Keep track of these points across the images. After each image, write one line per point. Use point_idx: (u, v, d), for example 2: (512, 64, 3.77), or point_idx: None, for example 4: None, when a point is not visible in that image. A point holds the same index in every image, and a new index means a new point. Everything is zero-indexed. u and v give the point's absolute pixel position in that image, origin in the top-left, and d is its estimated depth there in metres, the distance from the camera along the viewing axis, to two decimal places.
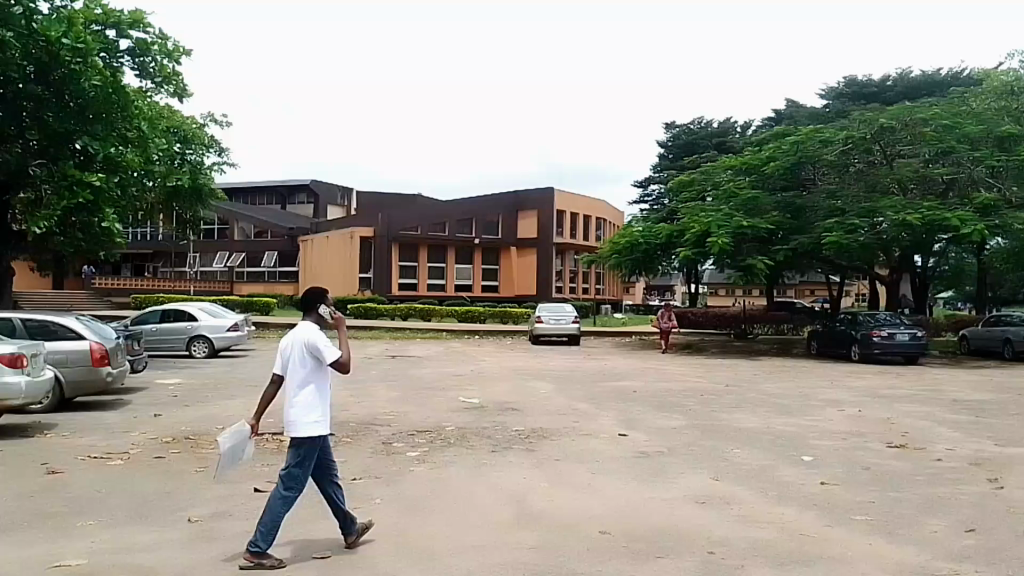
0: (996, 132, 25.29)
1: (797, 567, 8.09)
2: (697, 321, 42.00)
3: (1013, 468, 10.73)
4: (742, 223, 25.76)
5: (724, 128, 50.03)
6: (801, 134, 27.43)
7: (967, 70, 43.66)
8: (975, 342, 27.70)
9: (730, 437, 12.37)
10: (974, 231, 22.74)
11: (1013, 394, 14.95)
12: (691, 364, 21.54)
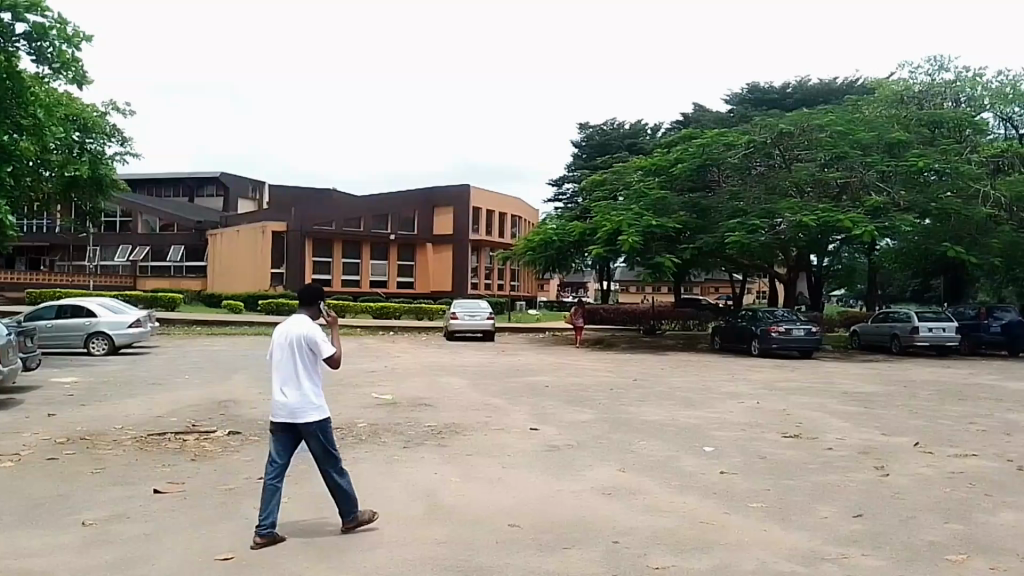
0: (886, 139, 26.80)
1: (697, 554, 8.41)
2: (608, 316, 43.27)
3: (898, 456, 11.41)
4: (650, 222, 26.44)
5: (636, 129, 51.17)
6: (706, 138, 28.58)
7: (859, 79, 46.02)
8: (867, 337, 29.16)
9: (636, 430, 12.74)
10: (864, 232, 23.92)
11: (897, 386, 15.93)
12: (602, 359, 22.03)
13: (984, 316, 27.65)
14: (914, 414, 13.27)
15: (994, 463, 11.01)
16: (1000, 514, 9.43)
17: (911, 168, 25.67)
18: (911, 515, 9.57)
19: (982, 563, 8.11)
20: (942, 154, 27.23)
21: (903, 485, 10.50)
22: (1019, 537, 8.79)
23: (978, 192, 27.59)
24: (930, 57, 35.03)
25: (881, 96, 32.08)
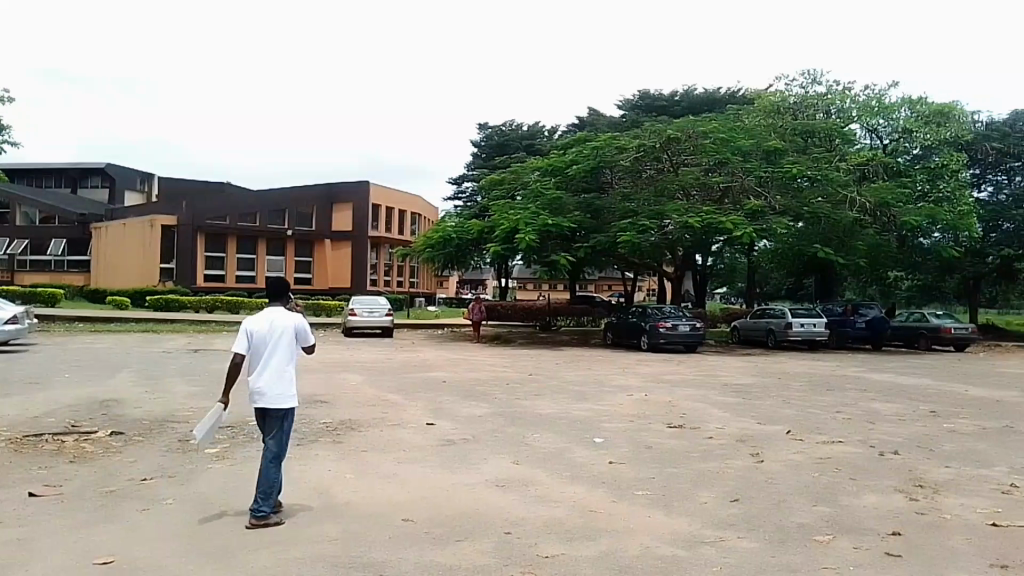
0: (763, 146, 28.89)
1: (585, 542, 8.78)
2: (506, 314, 44.47)
3: (772, 443, 12.19)
4: (546, 221, 26.96)
5: (533, 131, 51.86)
6: (599, 141, 29.51)
7: (742, 89, 48.33)
8: (745, 331, 30.90)
9: (529, 423, 13.09)
10: (744, 233, 25.43)
11: (772, 377, 16.98)
12: (498, 355, 22.42)
13: (850, 314, 29.94)
14: (788, 404, 14.19)
15: (858, 448, 11.91)
16: (862, 497, 10.24)
17: (785, 174, 27.80)
18: (783, 498, 10.26)
19: (844, 542, 8.80)
20: (814, 162, 29.32)
21: (777, 470, 11.22)
22: (876, 517, 9.58)
23: (846, 198, 29.06)
24: (805, 70, 37.13)
25: (760, 108, 34.25)
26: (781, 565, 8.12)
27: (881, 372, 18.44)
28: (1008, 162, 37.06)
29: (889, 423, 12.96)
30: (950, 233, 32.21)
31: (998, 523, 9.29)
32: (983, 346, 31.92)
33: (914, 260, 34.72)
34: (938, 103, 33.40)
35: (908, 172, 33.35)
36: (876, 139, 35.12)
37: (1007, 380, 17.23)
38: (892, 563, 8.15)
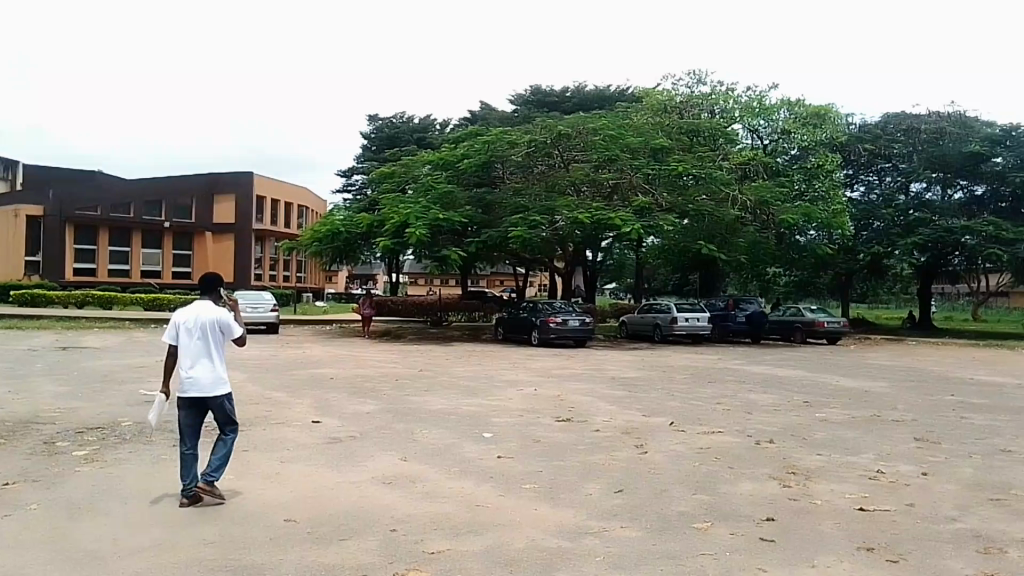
0: (650, 144, 29.39)
1: (471, 537, 8.74)
2: (396, 309, 45.06)
3: (655, 434, 12.49)
4: (437, 216, 26.95)
5: (424, 125, 51.75)
6: (490, 135, 29.43)
7: (630, 87, 49.44)
8: (633, 326, 31.58)
9: (418, 419, 12.99)
10: (631, 230, 25.96)
11: (657, 370, 17.45)
12: (391, 351, 22.26)
13: (732, 308, 31.00)
14: (672, 396, 14.59)
15: (737, 438, 12.33)
16: (740, 485, 10.59)
17: (672, 172, 28.40)
18: (666, 488, 10.50)
19: (722, 529, 9.06)
20: (698, 161, 30.06)
21: (661, 461, 11.50)
22: (752, 504, 9.93)
23: (729, 196, 30.26)
24: (691, 71, 38.18)
25: (648, 106, 34.85)
26: (663, 553, 8.29)
27: (758, 364, 19.26)
28: (878, 164, 39.43)
29: (765, 413, 13.51)
30: (823, 231, 34.34)
31: (865, 507, 9.77)
32: (853, 339, 33.82)
33: (791, 258, 36.32)
34: (813, 105, 35.28)
35: (786, 172, 34.96)
36: (756, 139, 36.45)
37: (868, 370, 18.35)
38: (767, 548, 8.44)
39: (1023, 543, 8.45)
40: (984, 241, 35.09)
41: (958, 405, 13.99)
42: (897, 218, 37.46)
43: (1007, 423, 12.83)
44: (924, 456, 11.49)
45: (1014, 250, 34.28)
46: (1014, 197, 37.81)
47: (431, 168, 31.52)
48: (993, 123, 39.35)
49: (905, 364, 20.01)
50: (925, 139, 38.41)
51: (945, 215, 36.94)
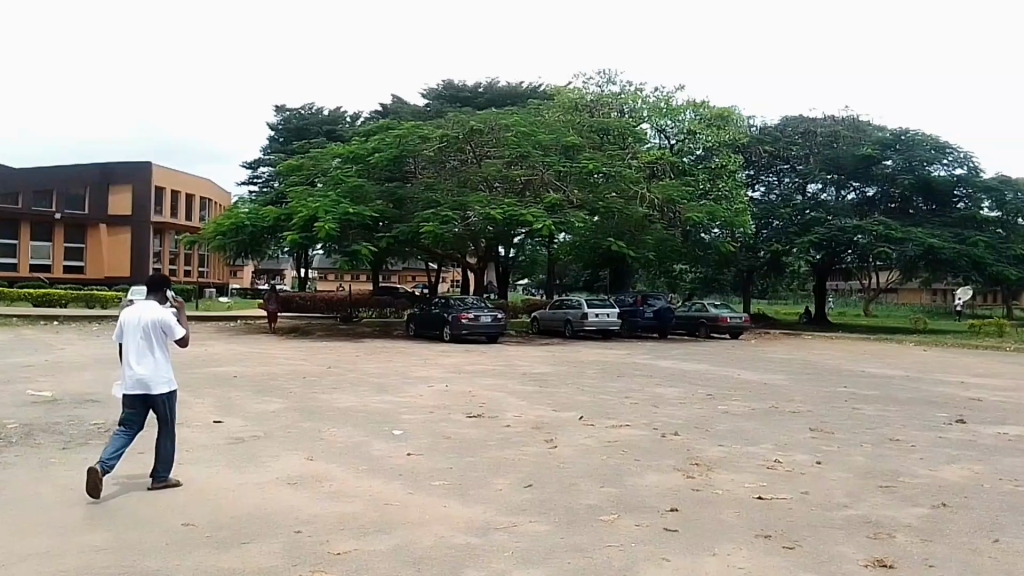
0: (561, 141, 29.66)
1: (377, 536, 8.60)
2: (304, 305, 44.46)
3: (564, 429, 12.66)
4: (348, 210, 26.71)
5: (335, 116, 50.89)
6: (403, 130, 29.71)
7: (543, 83, 49.81)
8: (544, 322, 31.97)
9: (322, 417, 12.73)
10: (543, 226, 26.32)
11: (566, 365, 17.75)
12: (300, 348, 21.85)
13: (640, 303, 31.81)
14: (581, 391, 14.79)
15: (644, 431, 12.60)
16: (646, 477, 10.81)
17: (583, 169, 28.76)
18: (574, 482, 10.61)
19: (628, 520, 9.22)
20: (608, 159, 30.65)
21: (570, 455, 11.63)
22: (658, 495, 10.15)
23: (637, 194, 31.01)
24: (602, 69, 38.80)
25: (559, 103, 34.98)
26: (570, 546, 8.36)
27: (663, 359, 19.86)
28: (778, 164, 41.33)
29: (671, 406, 13.87)
30: (727, 229, 35.57)
31: (764, 495, 10.12)
32: (754, 333, 35.17)
33: (695, 255, 37.58)
34: (717, 107, 36.42)
35: (692, 172, 36.07)
36: (664, 139, 37.39)
37: (766, 363, 19.14)
38: (671, 538, 8.63)
39: (907, 526, 8.91)
40: (875, 240, 36.65)
41: (850, 396, 14.74)
42: (795, 217, 39.16)
43: (893, 412, 13.59)
44: (820, 445, 12.01)
45: (901, 249, 35.91)
46: (903, 199, 40.05)
47: (342, 162, 31.17)
48: (885, 128, 41.83)
49: (801, 357, 20.98)
50: (822, 142, 40.54)
51: (839, 214, 38.69)
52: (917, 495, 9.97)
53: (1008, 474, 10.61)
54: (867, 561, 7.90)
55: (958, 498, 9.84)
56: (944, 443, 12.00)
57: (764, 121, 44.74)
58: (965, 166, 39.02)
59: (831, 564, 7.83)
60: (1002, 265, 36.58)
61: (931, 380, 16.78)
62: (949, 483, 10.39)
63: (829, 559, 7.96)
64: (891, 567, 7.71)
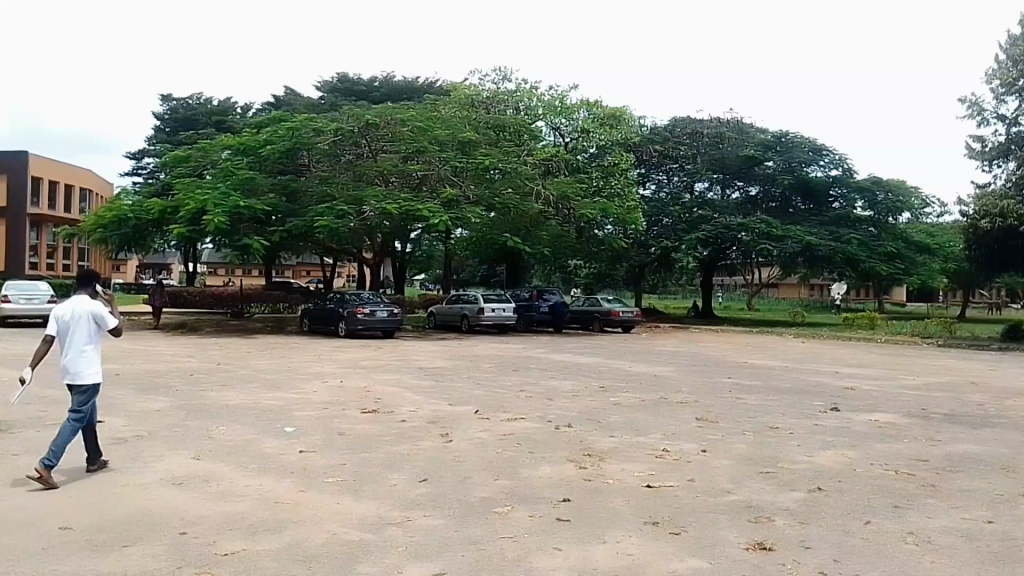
0: (458, 137, 29.83)
1: (268, 534, 8.02)
2: (193, 300, 43.86)
3: (459, 423, 12.64)
4: (238, 202, 26.32)
5: (224, 107, 49.57)
6: (294, 122, 29.13)
7: (438, 80, 49.94)
8: (441, 317, 32.19)
9: (226, 416, 12.58)
10: (439, 221, 26.59)
11: (460, 362, 18.16)
12: (189, 345, 21.30)
13: (536, 298, 32.51)
14: (478, 384, 15.26)
15: (538, 424, 12.79)
16: (540, 468, 10.71)
17: (478, 165, 29.04)
18: (469, 475, 10.36)
19: (521, 512, 8.97)
20: (504, 155, 31.11)
21: (465, 449, 11.48)
22: (551, 486, 10.02)
23: (533, 190, 31.33)
24: (496, 67, 39.17)
25: (456, 99, 35.59)
26: (463, 539, 8.02)
27: (555, 353, 20.40)
28: (667, 164, 42.56)
29: (564, 398, 14.24)
30: (619, 226, 36.40)
31: (652, 483, 10.19)
32: (646, 327, 36.21)
33: (590, 251, 38.23)
34: (610, 107, 37.47)
35: (586, 170, 36.86)
36: (559, 137, 38.16)
37: (654, 356, 19.84)
38: (563, 528, 8.43)
39: (788, 510, 9.06)
40: (757, 237, 38.35)
41: (732, 387, 15.40)
42: (684, 215, 40.75)
43: (773, 402, 14.24)
44: (705, 434, 12.41)
45: (781, 246, 37.81)
46: (782, 198, 42.00)
47: (231, 154, 30.45)
48: (765, 130, 43.61)
49: (685, 350, 21.89)
50: (708, 143, 41.82)
51: (724, 212, 40.36)
52: (795, 481, 10.23)
53: (878, 459, 11.13)
54: (751, 544, 7.90)
55: (834, 482, 10.16)
56: (820, 431, 12.58)
57: (655, 121, 46.15)
58: (841, 168, 41.23)
59: (715, 548, 7.81)
60: (874, 261, 38.85)
61: (804, 370, 17.79)
62: (826, 468, 10.78)
63: (714, 543, 7.96)
64: (771, 549, 7.76)
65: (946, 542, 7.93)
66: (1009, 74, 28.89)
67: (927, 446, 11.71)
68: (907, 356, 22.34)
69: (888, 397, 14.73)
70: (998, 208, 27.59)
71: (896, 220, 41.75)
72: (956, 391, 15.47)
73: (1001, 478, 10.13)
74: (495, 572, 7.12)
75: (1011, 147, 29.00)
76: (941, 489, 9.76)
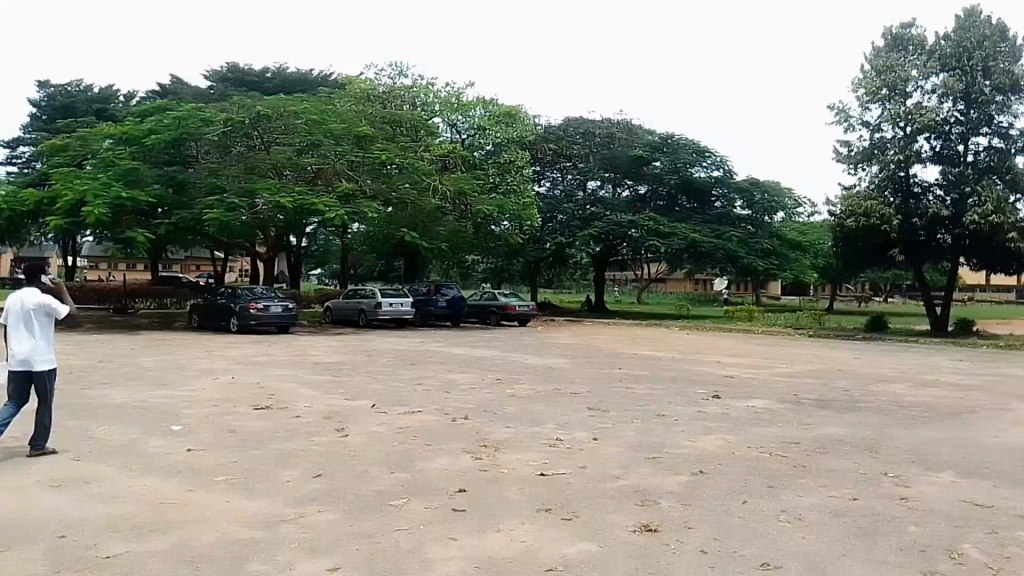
0: (354, 131, 29.45)
1: (154, 536, 7.57)
2: (72, 294, 41.73)
3: (355, 419, 12.55)
4: (121, 194, 25.24)
5: (106, 94, 47.21)
6: (181, 111, 27.94)
7: (334, 73, 49.24)
8: (337, 312, 31.93)
9: (111, 415, 12.15)
10: (334, 216, 26.32)
11: (355, 356, 18.25)
12: (67, 342, 20.36)
13: (434, 292, 32.64)
14: (374, 378, 15.38)
15: (435, 417, 12.88)
16: (436, 461, 10.55)
17: (375, 160, 28.97)
18: (366, 468, 10.11)
19: (417, 504, 8.67)
20: (401, 150, 31.11)
21: (362, 443, 11.33)
22: (445, 478, 9.77)
23: (430, 186, 31.52)
24: (392, 62, 39.00)
25: (351, 93, 35.23)
26: (358, 533, 7.67)
27: (451, 347, 20.70)
28: (561, 163, 43.39)
29: (461, 391, 14.56)
30: (515, 222, 36.94)
31: (546, 472, 10.14)
32: (541, 321, 36.98)
33: (486, 245, 38.78)
34: (506, 104, 38.05)
35: (482, 166, 37.26)
36: (455, 134, 38.43)
37: (549, 349, 20.38)
38: (458, 518, 8.18)
39: (672, 493, 9.14)
40: (646, 234, 39.80)
41: (622, 378, 16.04)
42: (577, 212, 41.94)
43: (660, 392, 14.92)
44: (596, 423, 12.82)
45: (668, 243, 39.47)
46: (669, 198, 43.70)
47: (113, 143, 29.06)
48: (653, 131, 45.25)
49: (577, 342, 22.63)
50: (600, 143, 43.30)
51: (615, 209, 41.68)
52: (680, 465, 10.51)
53: (756, 443, 11.71)
54: (638, 527, 7.85)
55: (715, 465, 10.50)
56: (702, 418, 13.24)
57: (551, 121, 47.06)
58: (722, 169, 43.41)
59: (603, 532, 7.73)
60: (752, 257, 41.14)
61: (689, 360, 18.72)
62: (709, 452, 11.24)
63: (603, 527, 7.89)
64: (657, 531, 7.74)
65: (816, 519, 8.12)
66: (873, 83, 31.13)
67: (797, 430, 12.53)
68: (780, 346, 23.90)
69: (764, 385, 15.66)
70: (862, 209, 29.72)
71: (772, 219, 44.21)
72: (824, 378, 16.64)
73: (865, 456, 10.85)
74: (390, 564, 6.85)
75: (875, 151, 31.23)
76: (810, 469, 10.22)
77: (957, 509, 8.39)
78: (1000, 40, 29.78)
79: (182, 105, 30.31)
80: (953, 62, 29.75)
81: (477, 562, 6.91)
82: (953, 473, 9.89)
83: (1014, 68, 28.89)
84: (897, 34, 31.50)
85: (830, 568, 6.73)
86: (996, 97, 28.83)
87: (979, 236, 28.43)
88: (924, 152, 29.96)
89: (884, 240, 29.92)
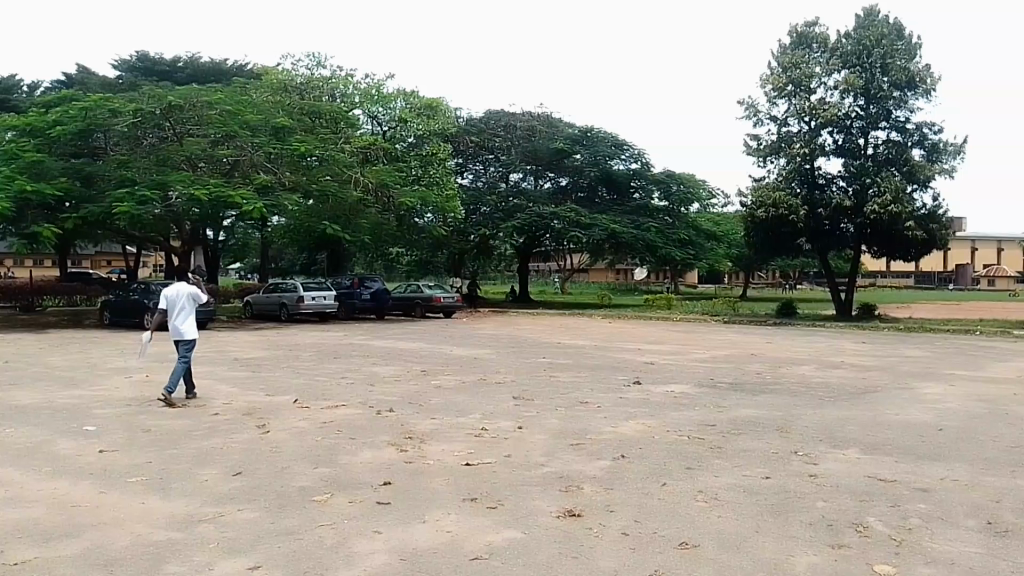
0: (271, 123, 28.89)
1: (65, 540, 7.25)
2: None
3: (277, 415, 12.35)
4: (24, 187, 24.07)
5: (7, 86, 44.78)
6: (87, 101, 26.73)
7: (251, 63, 48.13)
8: (258, 306, 31.34)
9: (20, 417, 11.70)
10: (251, 208, 25.78)
11: (278, 350, 18.12)
12: None
13: (356, 285, 32.34)
14: (296, 374, 15.18)
15: (360, 410, 12.78)
16: (361, 454, 10.42)
17: (293, 151, 28.44)
18: (287, 465, 9.89)
19: (341, 499, 8.50)
20: (320, 142, 30.63)
21: (283, 439, 11.13)
22: (370, 471, 9.63)
23: (351, 177, 31.16)
24: (310, 52, 38.47)
25: (267, 84, 34.70)
26: (279, 530, 7.47)
27: (375, 339, 20.74)
28: (482, 155, 43.96)
29: (385, 384, 14.56)
30: (437, 213, 36.98)
31: (471, 462, 10.11)
32: (465, 312, 37.18)
33: (408, 238, 38.70)
34: (426, 97, 37.94)
35: (404, 158, 37.17)
36: (376, 126, 38.34)
37: (472, 340, 20.59)
38: (385, 510, 8.08)
39: (593, 478, 9.24)
40: (568, 225, 40.50)
41: (546, 367, 16.34)
42: (500, 204, 42.32)
43: (581, 380, 15.26)
44: (521, 412, 12.96)
45: (589, 234, 40.15)
46: (590, 189, 44.38)
47: (17, 134, 27.66)
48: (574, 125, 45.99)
49: (498, 333, 22.94)
50: (520, 135, 43.71)
51: (538, 201, 42.21)
52: (601, 450, 10.68)
53: (673, 426, 12.10)
54: (562, 514, 7.85)
55: (634, 449, 10.74)
56: (622, 403, 13.64)
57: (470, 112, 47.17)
58: (640, 162, 44.34)
59: (528, 518, 7.74)
60: (670, 247, 42.20)
61: (610, 349, 19.19)
62: (629, 436, 11.50)
63: (528, 514, 7.89)
64: (579, 516, 7.79)
65: (731, 498, 8.36)
66: (780, 79, 32.43)
67: (714, 413, 12.98)
68: (695, 333, 24.78)
69: (679, 371, 16.29)
70: (771, 200, 31.07)
71: (689, 210, 45.46)
72: (736, 362, 17.40)
73: (777, 437, 11.33)
74: (314, 560, 6.71)
75: (781, 145, 32.53)
76: (726, 451, 10.58)
77: (865, 484, 8.81)
78: (897, 38, 31.38)
79: (89, 95, 29.06)
80: (854, 59, 31.21)
81: (402, 554, 6.82)
82: (858, 451, 10.44)
83: (910, 66, 30.51)
84: (802, 32, 32.70)
85: (744, 544, 6.93)
86: (893, 93, 30.50)
87: (879, 226, 29.96)
88: (827, 145, 31.38)
89: (791, 230, 31.26)
